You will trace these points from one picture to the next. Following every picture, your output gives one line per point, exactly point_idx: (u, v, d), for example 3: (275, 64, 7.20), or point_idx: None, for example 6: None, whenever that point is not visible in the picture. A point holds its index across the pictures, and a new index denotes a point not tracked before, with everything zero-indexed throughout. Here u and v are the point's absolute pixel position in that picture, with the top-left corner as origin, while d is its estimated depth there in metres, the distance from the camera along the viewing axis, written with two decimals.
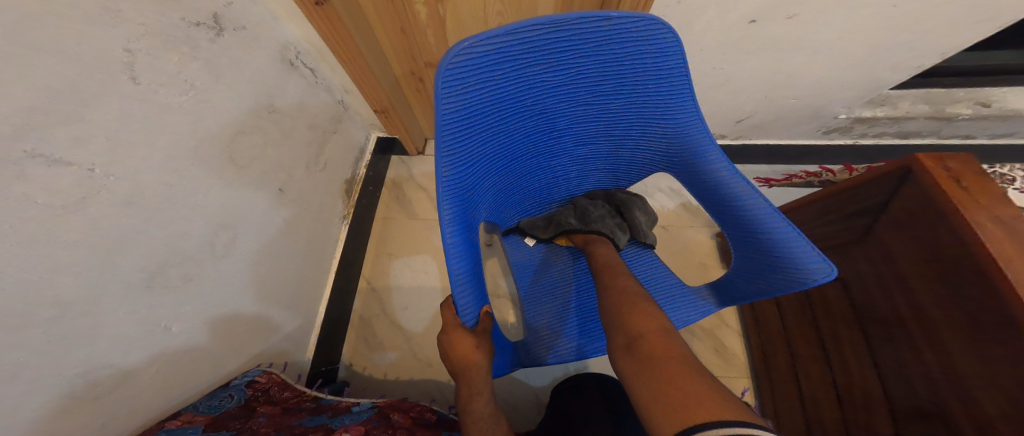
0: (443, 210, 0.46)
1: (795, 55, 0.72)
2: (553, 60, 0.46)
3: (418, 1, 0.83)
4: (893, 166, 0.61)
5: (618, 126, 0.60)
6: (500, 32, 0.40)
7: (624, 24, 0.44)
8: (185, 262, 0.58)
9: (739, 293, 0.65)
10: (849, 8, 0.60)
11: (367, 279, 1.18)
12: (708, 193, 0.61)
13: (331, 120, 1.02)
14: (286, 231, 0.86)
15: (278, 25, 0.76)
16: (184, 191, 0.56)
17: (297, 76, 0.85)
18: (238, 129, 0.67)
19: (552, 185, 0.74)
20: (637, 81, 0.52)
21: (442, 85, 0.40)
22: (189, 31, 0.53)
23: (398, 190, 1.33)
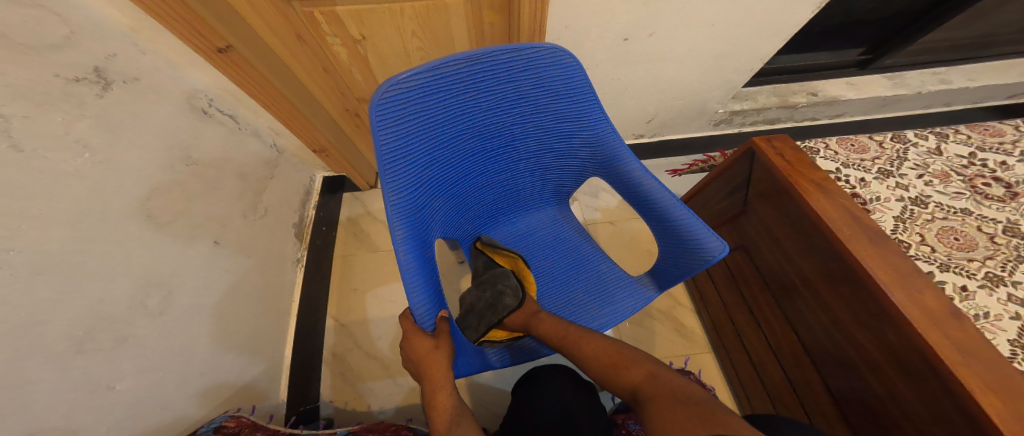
0: (394, 228, 0.53)
1: (672, 65, 0.86)
2: (475, 89, 0.53)
3: (334, 42, 0.87)
4: (742, 148, 0.80)
5: (548, 140, 0.68)
6: (422, 70, 0.47)
7: (531, 54, 0.53)
8: (115, 324, 0.56)
9: (664, 275, 0.73)
10: (697, 24, 0.73)
11: (334, 316, 1.16)
12: (627, 190, 0.70)
13: (265, 165, 1.01)
14: (231, 280, 0.84)
15: (180, 73, 0.74)
16: (99, 253, 0.54)
17: (216, 126, 0.84)
18: (153, 186, 0.65)
19: (501, 199, 0.80)
20: (552, 100, 0.60)
21: (377, 118, 0.47)
22: (69, 87, 0.52)
23: (354, 226, 1.32)
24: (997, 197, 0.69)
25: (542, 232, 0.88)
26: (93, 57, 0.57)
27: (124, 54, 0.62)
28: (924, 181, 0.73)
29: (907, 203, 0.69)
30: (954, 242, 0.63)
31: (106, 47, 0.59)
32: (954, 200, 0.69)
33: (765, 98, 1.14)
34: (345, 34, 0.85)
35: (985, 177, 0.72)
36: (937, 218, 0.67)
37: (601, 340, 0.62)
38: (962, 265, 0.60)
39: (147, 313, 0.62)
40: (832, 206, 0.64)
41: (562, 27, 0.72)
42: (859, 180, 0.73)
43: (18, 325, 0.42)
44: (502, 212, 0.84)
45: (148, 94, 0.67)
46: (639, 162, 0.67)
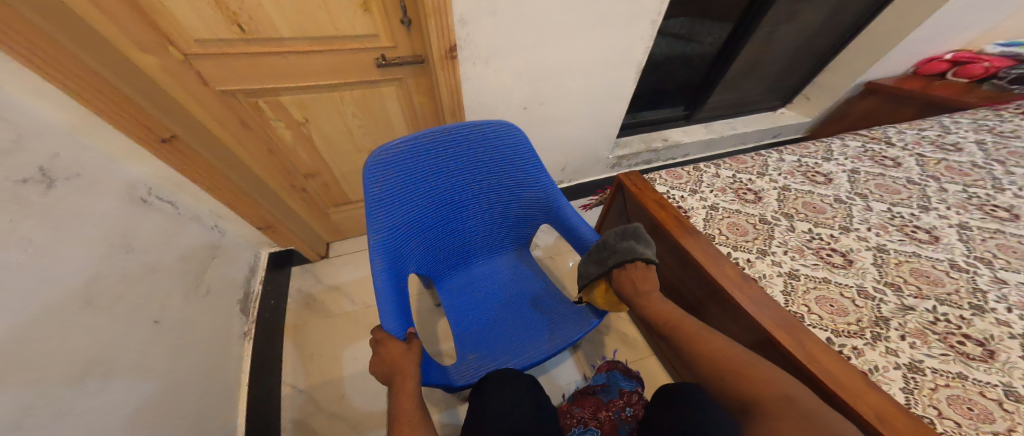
0: (375, 261, 0.66)
1: (562, 125, 1.10)
2: (442, 155, 0.71)
3: (279, 126, 0.98)
4: (616, 184, 1.07)
5: (510, 194, 0.83)
6: (401, 143, 0.66)
7: (488, 128, 0.73)
8: (44, 403, 0.55)
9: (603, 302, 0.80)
10: (570, 94, 1.00)
11: (291, 383, 1.10)
12: (563, 229, 0.85)
13: (208, 248, 1.01)
14: (172, 358, 0.81)
15: (118, 166, 0.77)
16: (34, 330, 0.56)
17: (155, 213, 0.85)
18: (95, 272, 0.68)
19: (474, 245, 0.92)
20: (506, 161, 0.77)
21: (370, 176, 0.65)
22: (16, 188, 0.58)
23: (306, 296, 1.30)
24: (751, 200, 0.95)
25: (506, 272, 0.96)
26: (37, 159, 0.62)
27: (67, 152, 0.67)
28: (714, 194, 0.97)
29: (707, 209, 0.93)
30: (736, 232, 0.87)
31: (50, 146, 0.64)
32: (731, 203, 0.94)
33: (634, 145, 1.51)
34: (288, 118, 0.97)
35: (744, 188, 0.99)
36: (726, 217, 0.91)
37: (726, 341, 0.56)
38: (743, 246, 0.83)
39: (86, 387, 0.62)
40: (668, 215, 0.90)
41: (473, 106, 0.91)
42: (680, 197, 0.96)
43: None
44: (472, 254, 0.94)
45: (89, 186, 0.70)
46: (571, 207, 0.83)
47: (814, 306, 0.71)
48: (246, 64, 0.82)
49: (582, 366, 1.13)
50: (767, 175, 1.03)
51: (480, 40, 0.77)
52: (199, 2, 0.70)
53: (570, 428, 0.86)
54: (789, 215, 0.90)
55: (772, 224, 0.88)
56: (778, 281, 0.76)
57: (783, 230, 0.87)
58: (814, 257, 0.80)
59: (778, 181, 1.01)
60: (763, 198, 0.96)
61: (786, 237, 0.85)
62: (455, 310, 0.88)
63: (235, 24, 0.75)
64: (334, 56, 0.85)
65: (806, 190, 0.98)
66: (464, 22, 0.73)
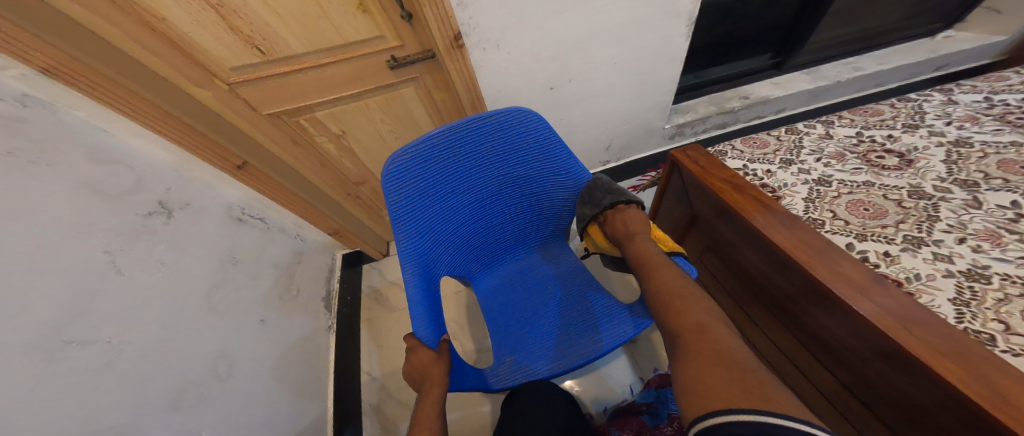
0: (404, 271, 0.61)
1: (603, 101, 0.95)
2: (461, 153, 0.61)
3: (323, 141, 1.03)
4: (669, 162, 0.88)
5: (539, 186, 0.72)
6: (415, 145, 0.58)
7: (507, 117, 0.61)
8: (190, 391, 0.70)
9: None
10: (607, 64, 0.84)
11: (368, 371, 1.23)
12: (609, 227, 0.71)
13: (294, 254, 1.15)
14: (277, 349, 0.97)
15: (217, 191, 0.91)
16: (176, 335, 0.70)
17: (248, 229, 0.98)
18: (212, 284, 0.82)
19: (504, 242, 0.83)
20: (533, 152, 0.66)
21: (388, 185, 0.58)
22: (144, 221, 0.71)
23: (375, 292, 1.43)
24: (895, 166, 0.74)
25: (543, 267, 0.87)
26: (155, 195, 0.75)
27: (175, 186, 0.80)
28: (823, 163, 0.78)
29: (812, 184, 0.75)
30: (865, 213, 0.67)
31: (163, 183, 0.78)
32: (855, 175, 0.74)
33: (704, 108, 1.24)
34: (328, 132, 1.01)
35: (878, 151, 0.78)
36: (842, 194, 0.71)
37: (680, 278, 0.55)
38: (879, 233, 0.64)
39: (220, 376, 0.77)
40: (741, 196, 0.70)
41: (496, 93, 0.82)
42: (765, 172, 0.79)
43: (64, 397, 0.51)
44: (504, 251, 0.86)
45: (195, 213, 0.83)
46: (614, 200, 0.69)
47: (1015, 320, 0.50)
48: (275, 85, 0.85)
49: (640, 368, 1.03)
50: (920, 126, 0.81)
51: (489, 22, 0.67)
52: (217, 29, 0.73)
53: None
54: (966, 182, 0.67)
55: (934, 199, 0.66)
56: (948, 283, 0.55)
57: (955, 206, 0.64)
58: (1020, 245, 0.57)
59: (945, 132, 0.78)
60: (915, 163, 0.74)
61: (963, 216, 0.62)
62: (492, 309, 0.83)
63: (255, 47, 0.78)
64: (351, 64, 0.85)
65: (1004, 142, 0.72)
66: (462, 4, 0.62)
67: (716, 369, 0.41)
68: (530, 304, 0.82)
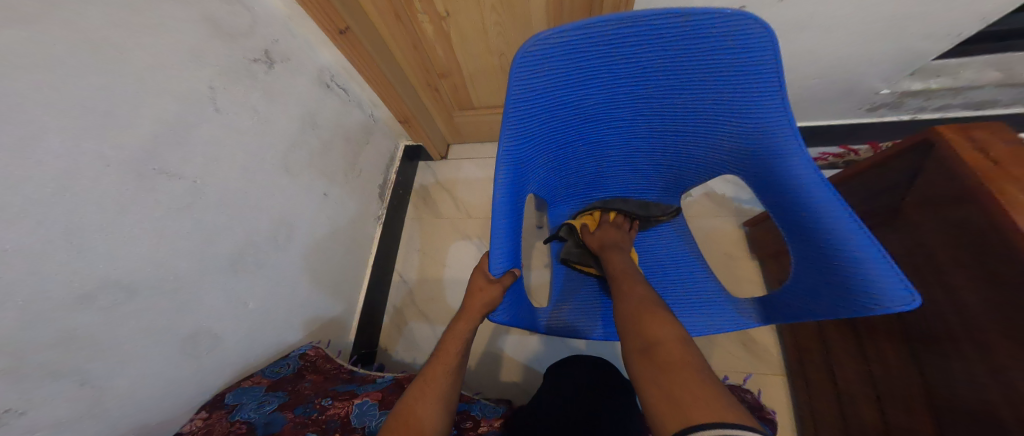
0: (500, 183, 0.49)
1: (793, 35, 0.73)
2: (620, 54, 0.45)
3: (424, 20, 0.92)
4: (914, 137, 0.51)
5: (694, 125, 0.53)
6: (570, 27, 0.42)
7: (707, 21, 0.40)
8: (257, 251, 0.71)
9: (789, 311, 0.51)
10: None
11: (400, 273, 1.24)
12: (790, 218, 0.48)
13: (364, 132, 1.10)
14: (333, 226, 0.98)
15: (314, 53, 0.85)
16: (256, 192, 0.70)
17: (333, 97, 0.94)
18: (291, 145, 0.80)
19: (608, 176, 0.69)
20: (716, 79, 0.45)
21: (516, 70, 0.45)
22: (251, 66, 0.67)
23: (424, 193, 1.38)
24: None
25: (638, 223, 0.72)
26: (263, 42, 0.70)
27: (281, 38, 0.75)
28: None
29: None
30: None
31: (271, 33, 0.72)
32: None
33: (975, 73, 0.83)
34: (433, 11, 0.89)
35: None
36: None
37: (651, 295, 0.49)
38: None
39: (280, 243, 0.78)
40: None
41: None
42: None
43: (167, 227, 0.52)
44: (604, 185, 0.71)
45: (291, 68, 0.78)
46: (824, 183, 0.43)
47: None
48: None
49: None
50: None
51: None
52: None
53: None
54: None
55: None
56: None
57: None
58: None
59: None
60: None
61: None
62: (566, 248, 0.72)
63: None
64: None
65: None
66: None
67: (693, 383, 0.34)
68: None
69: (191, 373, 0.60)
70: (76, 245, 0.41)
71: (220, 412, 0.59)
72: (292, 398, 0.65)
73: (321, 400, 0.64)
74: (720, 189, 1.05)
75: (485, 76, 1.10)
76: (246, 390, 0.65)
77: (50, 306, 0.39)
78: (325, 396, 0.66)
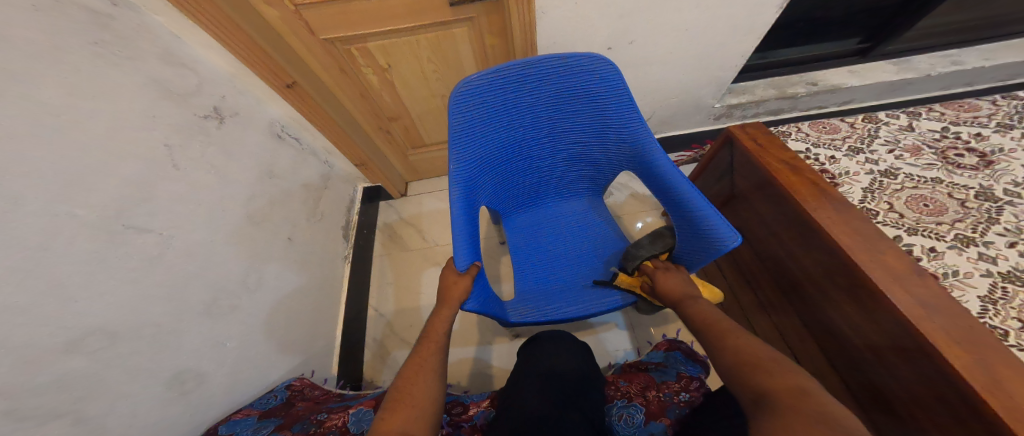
0: (452, 189, 0.62)
1: (652, 70, 0.95)
2: (527, 88, 0.61)
3: (367, 70, 1.02)
4: (721, 138, 0.87)
5: (593, 135, 0.70)
6: (488, 72, 0.59)
7: (577, 61, 0.59)
8: (229, 295, 0.76)
9: (681, 263, 0.67)
10: (666, 30, 0.82)
11: (374, 307, 1.29)
12: (665, 196, 0.65)
13: (320, 178, 1.17)
14: (302, 268, 1.03)
15: (263, 106, 0.94)
16: (222, 241, 0.76)
17: (286, 146, 1.02)
18: (250, 196, 0.86)
19: (544, 188, 0.83)
20: (597, 100, 0.63)
21: (454, 108, 0.60)
22: (201, 122, 0.75)
23: (389, 229, 1.46)
24: (970, 166, 0.72)
25: (572, 220, 0.86)
26: (211, 100, 0.79)
27: (229, 95, 0.84)
28: (895, 156, 0.78)
29: (876, 176, 0.75)
30: (923, 208, 0.68)
31: (218, 90, 0.81)
32: (925, 171, 0.74)
33: (763, 90, 1.15)
34: (375, 64, 1.00)
35: (959, 149, 0.76)
36: (905, 188, 0.71)
37: (761, 341, 0.48)
38: (930, 228, 0.64)
39: (251, 287, 0.83)
40: (800, 179, 0.70)
41: (552, 44, 0.81)
42: (828, 158, 0.80)
43: (139, 275, 0.58)
44: (542, 195, 0.85)
45: (242, 125, 0.87)
46: (672, 165, 0.63)
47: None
48: (339, 12, 0.83)
49: (634, 337, 1.08)
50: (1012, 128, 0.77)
51: None
52: None
53: (613, 401, 0.75)
54: None
55: (1001, 202, 0.65)
56: (983, 281, 0.57)
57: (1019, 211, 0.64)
58: None
59: None
60: (995, 164, 0.71)
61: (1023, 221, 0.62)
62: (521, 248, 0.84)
63: None
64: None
65: None
66: None
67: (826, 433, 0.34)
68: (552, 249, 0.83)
69: (179, 414, 0.63)
70: (54, 299, 0.46)
71: None
72: (286, 420, 0.69)
73: (316, 415, 0.71)
74: (641, 191, 1.26)
75: (431, 116, 1.24)
76: (240, 421, 0.68)
77: (40, 350, 0.44)
78: (320, 412, 0.73)
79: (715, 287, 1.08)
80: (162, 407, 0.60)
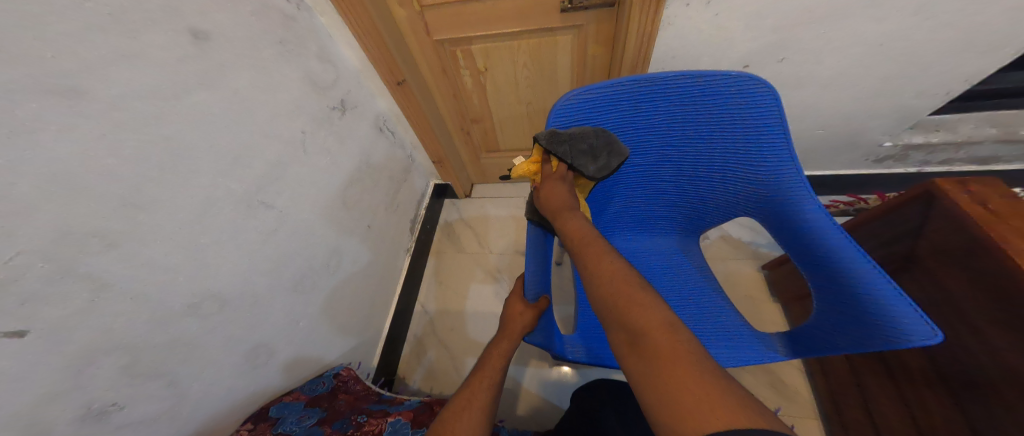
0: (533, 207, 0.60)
1: (795, 91, 0.80)
2: (642, 106, 0.54)
3: (464, 73, 1.04)
4: (916, 189, 0.61)
5: (712, 169, 0.58)
6: (602, 84, 0.52)
7: (715, 80, 0.49)
8: (313, 274, 0.79)
9: (812, 341, 0.51)
10: (824, 46, 0.68)
11: (422, 303, 1.29)
12: (805, 254, 0.51)
13: (402, 172, 1.21)
14: (373, 255, 1.05)
15: (374, 100, 0.99)
16: (319, 220, 0.80)
17: (384, 140, 1.07)
18: (348, 180, 0.91)
19: (633, 220, 0.72)
20: (728, 129, 0.53)
21: (556, 119, 0.55)
22: (329, 112, 0.82)
23: (449, 229, 1.47)
24: None
25: (660, 260, 0.73)
26: (341, 94, 0.86)
27: (354, 89, 0.90)
28: None
29: None
30: None
31: (348, 84, 0.88)
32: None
33: None
34: (473, 66, 1.02)
35: None
36: None
37: (621, 266, 0.45)
38: None
39: (331, 267, 0.86)
40: None
41: (666, 56, 0.72)
42: None
43: (252, 249, 0.62)
44: (630, 226, 0.74)
45: (357, 116, 0.93)
46: (825, 217, 0.48)
47: None
48: (453, 13, 0.86)
49: None
50: None
51: None
52: None
53: None
54: None
55: None
56: None
57: None
58: None
59: None
60: None
61: None
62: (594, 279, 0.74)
63: None
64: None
65: None
66: None
67: (700, 385, 0.31)
68: None
69: (247, 385, 0.65)
70: (192, 264, 0.51)
71: (266, 423, 0.62)
72: (328, 415, 0.68)
73: (356, 416, 0.68)
74: (737, 234, 1.07)
75: (513, 122, 1.22)
76: (289, 406, 0.69)
77: (160, 310, 0.48)
78: (360, 413, 0.70)
79: (826, 370, 0.83)
80: (236, 378, 0.62)
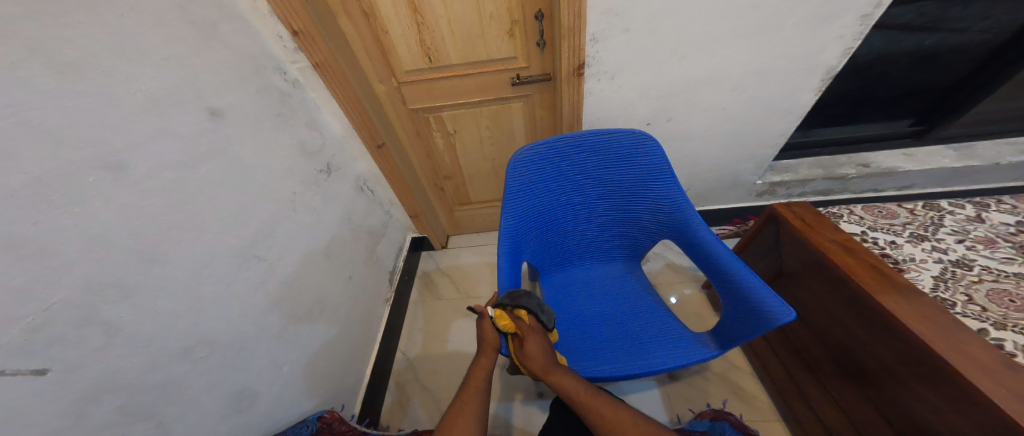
0: (499, 243, 0.69)
1: (691, 144, 0.98)
2: (575, 158, 0.68)
3: (436, 135, 1.20)
4: (764, 214, 0.86)
5: (635, 205, 0.72)
6: (543, 142, 0.67)
7: (622, 136, 0.66)
8: (294, 323, 0.84)
9: (727, 336, 0.60)
10: (709, 108, 0.87)
11: (402, 350, 1.30)
12: (709, 267, 0.63)
13: (380, 226, 1.30)
14: (353, 304, 1.10)
15: (355, 163, 1.12)
16: (303, 272, 0.87)
17: (363, 198, 1.18)
18: (330, 234, 1.00)
19: (583, 251, 0.83)
20: (639, 172, 0.68)
21: (510, 171, 0.68)
22: (315, 175, 0.93)
23: (427, 278, 1.53)
24: None
25: (609, 283, 0.83)
26: (326, 158, 0.98)
27: (338, 152, 1.03)
28: (966, 247, 0.73)
29: (948, 265, 0.70)
30: (1011, 304, 0.62)
31: (331, 150, 1.01)
32: (1005, 265, 0.69)
33: (807, 169, 1.11)
34: (443, 130, 1.18)
35: None
36: (983, 280, 0.67)
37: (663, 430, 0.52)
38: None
39: (312, 316, 0.91)
40: (856, 262, 0.66)
41: (594, 118, 0.90)
42: (888, 242, 0.77)
43: (241, 297, 0.68)
44: (580, 256, 0.85)
45: (339, 177, 1.04)
46: (713, 235, 0.63)
47: None
48: (427, 87, 1.04)
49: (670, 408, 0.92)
50: None
51: (611, 58, 0.75)
52: (411, 41, 0.94)
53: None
54: None
55: None
56: None
57: None
58: None
59: None
60: None
61: None
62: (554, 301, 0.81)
63: (427, 56, 0.97)
64: (484, 76, 1.01)
65: None
66: (595, 40, 0.72)
67: None
68: (586, 306, 0.79)
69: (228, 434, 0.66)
70: (191, 308, 0.57)
71: None
72: None
73: None
74: (678, 261, 1.20)
75: (481, 177, 1.38)
76: None
77: (159, 351, 0.53)
78: None
79: (771, 373, 0.91)
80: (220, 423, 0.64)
